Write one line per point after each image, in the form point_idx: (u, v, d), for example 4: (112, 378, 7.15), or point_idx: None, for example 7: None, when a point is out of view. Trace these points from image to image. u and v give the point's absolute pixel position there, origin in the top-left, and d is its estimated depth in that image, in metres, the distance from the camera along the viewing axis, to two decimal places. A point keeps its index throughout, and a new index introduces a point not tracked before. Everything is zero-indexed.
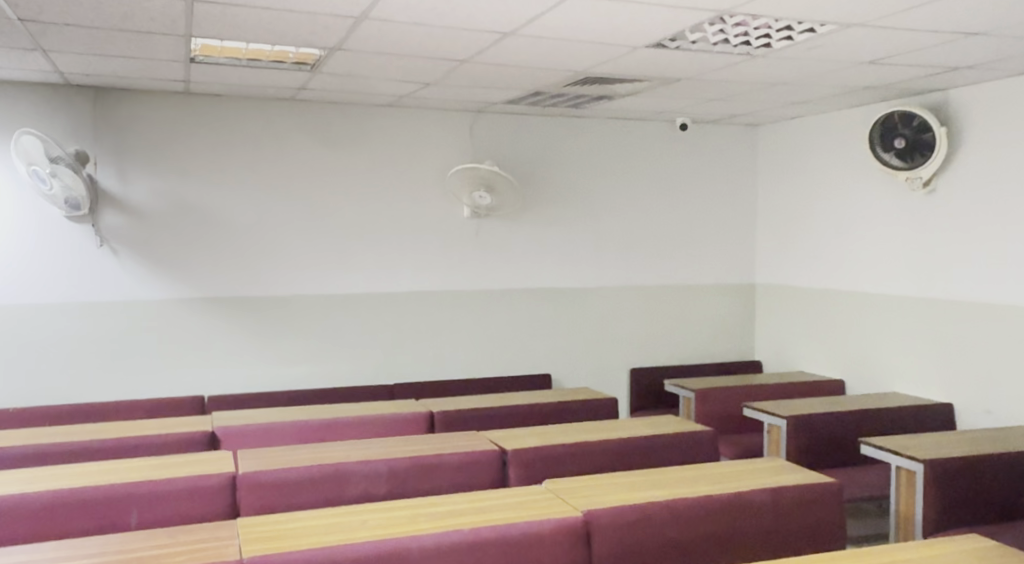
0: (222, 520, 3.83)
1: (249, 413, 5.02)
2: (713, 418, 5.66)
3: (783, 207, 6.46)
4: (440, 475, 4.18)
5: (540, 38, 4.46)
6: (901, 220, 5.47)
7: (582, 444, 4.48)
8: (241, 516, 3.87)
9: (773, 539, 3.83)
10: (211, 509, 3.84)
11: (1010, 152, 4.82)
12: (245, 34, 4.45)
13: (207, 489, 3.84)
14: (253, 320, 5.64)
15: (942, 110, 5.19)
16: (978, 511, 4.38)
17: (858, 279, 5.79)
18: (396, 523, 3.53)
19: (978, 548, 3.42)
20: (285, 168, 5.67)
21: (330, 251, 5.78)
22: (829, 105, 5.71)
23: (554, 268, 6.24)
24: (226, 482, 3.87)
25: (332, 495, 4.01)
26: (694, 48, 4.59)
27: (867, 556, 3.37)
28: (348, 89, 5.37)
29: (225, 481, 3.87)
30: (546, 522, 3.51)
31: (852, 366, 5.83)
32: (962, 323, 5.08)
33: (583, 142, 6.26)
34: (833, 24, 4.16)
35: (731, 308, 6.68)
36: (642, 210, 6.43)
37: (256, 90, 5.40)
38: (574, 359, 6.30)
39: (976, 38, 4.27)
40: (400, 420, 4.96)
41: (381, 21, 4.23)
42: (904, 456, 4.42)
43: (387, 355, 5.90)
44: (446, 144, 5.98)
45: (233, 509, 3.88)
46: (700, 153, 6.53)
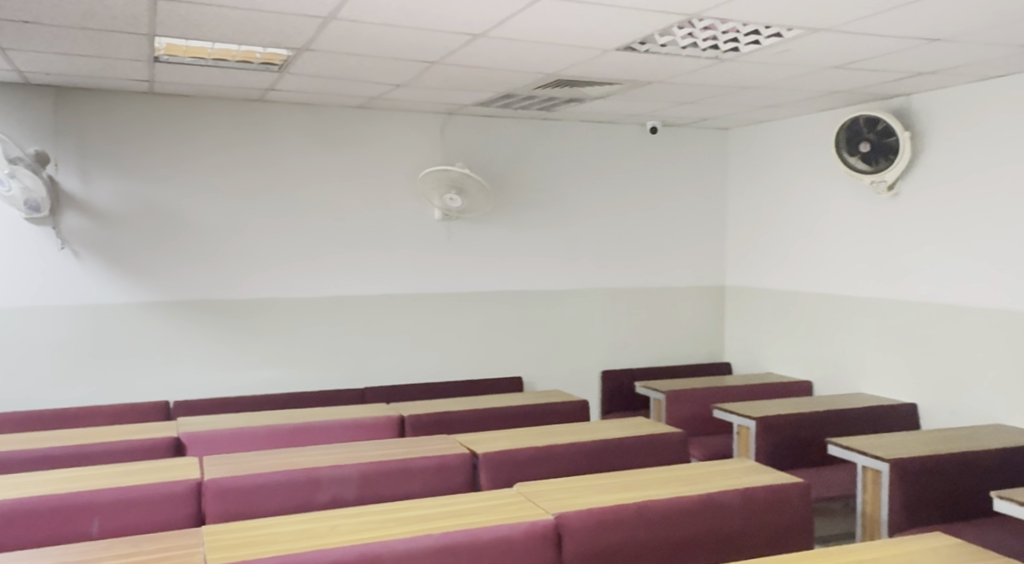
0: (188, 528, 3.77)
1: (216, 418, 4.95)
2: (683, 419, 5.68)
3: (751, 210, 6.52)
4: (410, 480, 4.14)
5: (511, 40, 4.45)
6: (868, 223, 5.55)
7: (554, 446, 4.48)
8: (207, 523, 3.81)
9: (743, 540, 3.86)
10: (177, 517, 3.78)
11: (973, 156, 4.92)
12: (211, 34, 4.39)
13: (173, 496, 3.78)
14: (218, 323, 5.55)
15: (907, 115, 5.28)
16: (942, 509, 4.45)
17: (826, 281, 5.86)
18: (367, 528, 3.49)
19: (945, 546, 3.47)
20: (250, 168, 5.59)
21: (300, 253, 5.72)
22: (796, 109, 5.79)
23: (523, 271, 6.24)
24: (191, 490, 3.81)
25: (301, 501, 3.96)
26: (663, 52, 4.61)
27: (837, 556, 3.40)
28: (317, 89, 5.32)
29: (192, 488, 3.81)
30: (518, 526, 3.50)
31: (821, 367, 5.90)
32: (929, 324, 5.16)
33: (554, 144, 6.26)
34: (799, 29, 4.21)
35: (701, 310, 6.73)
36: (612, 212, 6.45)
37: (223, 90, 5.33)
38: (543, 362, 6.29)
39: (938, 44, 4.36)
40: (373, 424, 4.92)
41: (351, 21, 4.20)
42: (870, 455, 4.48)
43: (357, 359, 5.84)
44: (417, 145, 5.95)
45: (198, 517, 3.81)
46: (670, 156, 6.57)
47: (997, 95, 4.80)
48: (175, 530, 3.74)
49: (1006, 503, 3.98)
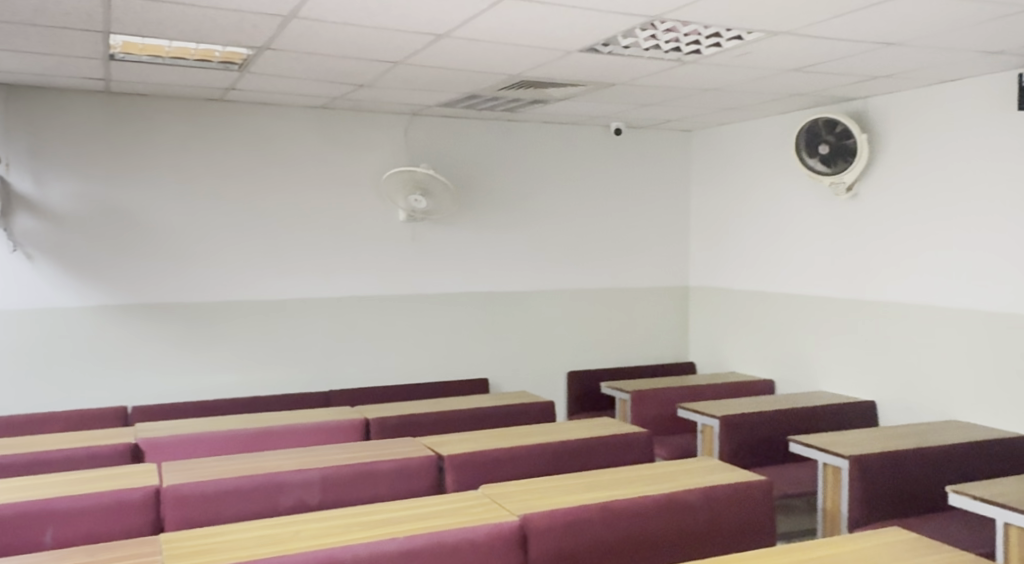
0: (146, 536, 3.70)
1: (175, 424, 4.85)
2: (648, 419, 5.72)
3: (714, 211, 6.59)
4: (375, 483, 4.10)
5: (474, 40, 4.44)
6: (828, 224, 5.64)
7: (520, 447, 4.48)
8: (166, 531, 3.73)
9: (705, 538, 3.88)
10: (134, 525, 3.70)
11: (929, 159, 5.03)
12: (168, 31, 4.31)
13: (131, 503, 3.70)
14: (176, 327, 5.44)
15: (865, 118, 5.39)
16: (900, 504, 4.53)
17: (788, 282, 5.95)
18: (329, 533, 3.45)
19: (906, 541, 3.53)
20: (210, 168, 5.50)
21: (261, 256, 5.64)
22: (757, 112, 5.87)
23: (488, 272, 6.22)
24: (149, 497, 3.73)
25: (263, 506, 3.90)
26: (627, 53, 4.64)
27: (800, 552, 3.44)
28: (278, 89, 5.26)
29: (150, 495, 3.73)
30: (482, 528, 3.48)
31: (783, 366, 5.98)
32: (888, 323, 5.26)
33: (519, 146, 6.27)
34: (760, 32, 4.26)
35: (664, 311, 6.77)
36: (576, 213, 6.46)
37: (183, 90, 5.25)
38: (508, 364, 6.28)
39: (893, 48, 4.45)
40: (338, 428, 4.87)
41: (311, 21, 4.16)
42: (831, 452, 4.55)
43: (321, 362, 5.78)
44: (381, 147, 5.91)
45: (157, 524, 3.74)
46: (634, 158, 6.61)
47: (951, 98, 4.92)
48: (133, 538, 3.66)
49: (962, 497, 4.08)
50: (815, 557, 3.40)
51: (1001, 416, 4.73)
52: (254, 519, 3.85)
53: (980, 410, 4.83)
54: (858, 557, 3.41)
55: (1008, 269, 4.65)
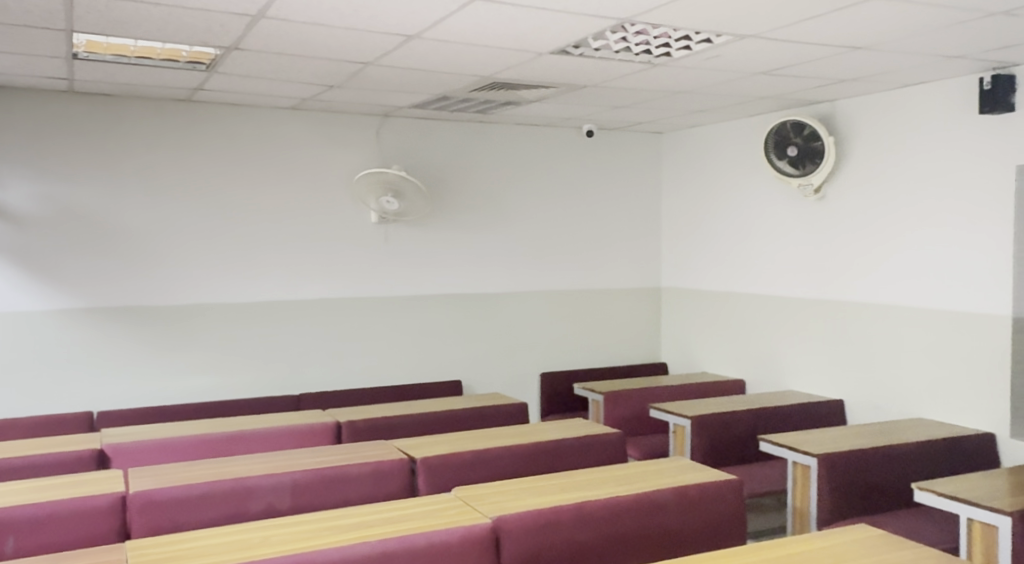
0: (113, 543, 3.64)
1: (143, 429, 4.78)
2: (620, 420, 5.75)
3: (684, 213, 6.64)
4: (346, 487, 4.07)
5: (445, 42, 4.43)
6: (797, 225, 5.71)
7: (493, 449, 4.47)
8: (133, 538, 3.68)
9: (677, 537, 3.91)
10: (100, 533, 3.64)
11: (894, 162, 5.12)
12: (133, 30, 4.24)
13: (97, 510, 3.64)
14: (143, 330, 5.36)
15: (832, 121, 5.46)
16: (868, 501, 4.60)
17: (758, 282, 6.02)
18: (300, 537, 3.42)
19: (874, 538, 3.59)
20: (178, 169, 5.42)
21: (230, 257, 5.57)
22: (726, 114, 5.92)
23: (460, 273, 6.21)
24: (115, 504, 3.68)
25: (232, 512, 3.86)
26: (598, 55, 4.66)
27: (770, 550, 3.48)
28: (247, 90, 5.20)
29: (116, 503, 3.68)
30: (455, 530, 3.47)
31: (754, 366, 6.04)
32: (856, 323, 5.34)
33: (491, 147, 6.26)
34: (729, 36, 4.31)
35: (635, 311, 6.80)
36: (547, 215, 6.47)
37: (148, 90, 5.17)
38: (481, 365, 6.27)
39: (858, 52, 4.52)
40: (310, 431, 4.83)
41: (279, 20, 4.12)
42: (800, 451, 4.61)
43: (293, 365, 5.73)
44: (352, 148, 5.87)
45: (123, 532, 3.69)
46: (606, 159, 6.64)
47: (916, 102, 5.01)
48: (100, 545, 3.60)
49: (926, 493, 4.14)
50: (786, 554, 3.44)
51: (966, 413, 4.82)
52: (224, 525, 3.80)
53: (946, 408, 4.91)
54: (828, 553, 3.45)
55: (973, 270, 4.75)
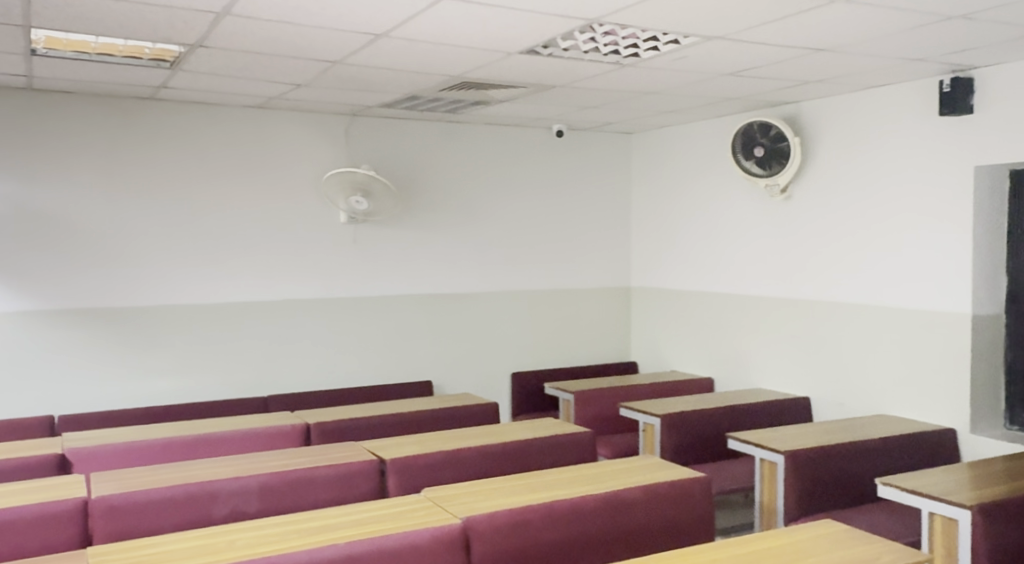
0: (74, 550, 3.56)
1: (107, 433, 4.70)
2: (590, 419, 5.77)
3: (653, 213, 6.69)
4: (314, 489, 4.03)
5: (414, 41, 4.41)
6: (763, 225, 5.79)
7: (464, 450, 4.46)
8: (94, 544, 3.61)
9: (646, 535, 3.93)
10: (61, 539, 3.56)
11: (857, 162, 5.21)
12: (92, 26, 4.16)
13: (56, 517, 3.55)
14: (105, 333, 5.26)
15: (797, 121, 5.54)
16: (833, 497, 4.67)
17: (725, 281, 6.08)
18: (266, 541, 3.38)
19: (840, 532, 3.64)
20: (141, 167, 5.33)
21: (195, 257, 5.49)
22: (693, 115, 5.98)
23: (429, 274, 6.18)
24: (76, 510, 3.60)
25: (197, 516, 3.80)
26: (566, 56, 4.67)
27: (738, 546, 3.51)
28: (212, 88, 5.13)
29: (77, 508, 3.60)
30: (424, 531, 3.46)
31: (723, 364, 6.10)
32: (821, 321, 5.43)
33: (460, 147, 6.25)
34: (696, 36, 4.34)
35: (604, 311, 6.82)
36: (517, 215, 6.47)
37: (109, 88, 5.08)
38: (451, 366, 6.25)
39: (822, 54, 4.58)
40: (278, 433, 4.77)
41: (244, 18, 4.06)
42: (767, 448, 4.66)
43: (261, 367, 5.67)
44: (320, 147, 5.82)
45: (84, 538, 3.61)
46: (575, 160, 6.66)
47: (878, 104, 5.10)
48: (60, 553, 3.52)
49: (890, 488, 4.20)
50: (753, 550, 3.48)
51: (929, 410, 4.92)
52: (188, 530, 3.74)
53: (908, 404, 5.00)
54: (795, 549, 3.49)
55: (933, 268, 4.84)
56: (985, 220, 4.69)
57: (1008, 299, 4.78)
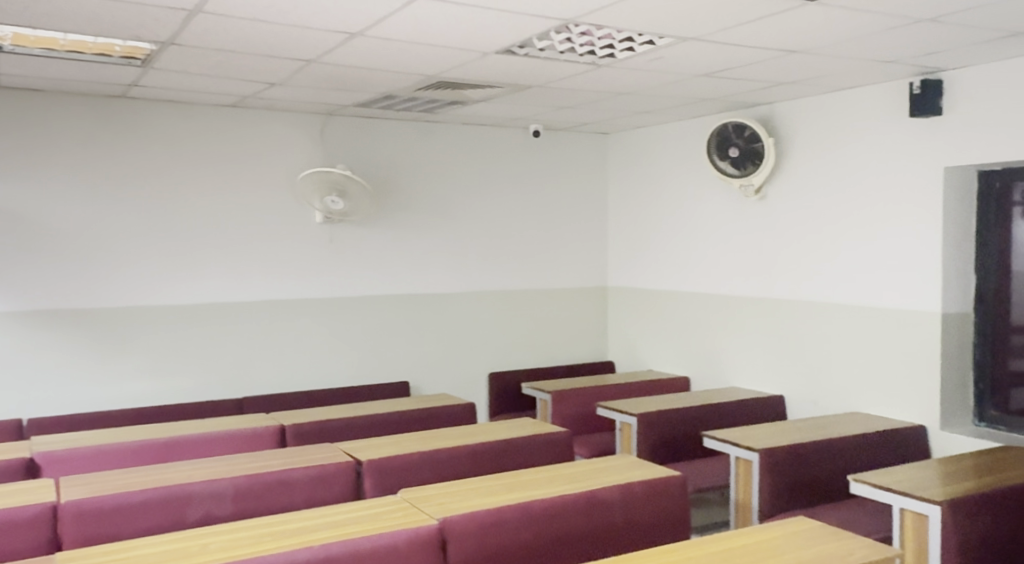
0: (44, 555, 3.51)
1: (75, 436, 4.63)
2: (566, 418, 5.78)
3: (629, 212, 6.71)
4: (289, 491, 4.00)
5: (389, 40, 4.38)
6: (738, 225, 5.83)
7: (442, 450, 4.44)
8: (63, 549, 3.55)
9: (622, 534, 3.94)
10: (30, 544, 3.50)
11: (830, 162, 5.26)
12: (59, 23, 4.10)
13: (26, 522, 3.50)
14: (74, 334, 5.18)
15: (771, 122, 5.60)
16: (807, 494, 4.71)
17: (700, 281, 6.13)
18: (241, 544, 3.34)
19: (814, 529, 3.68)
20: (111, 167, 5.26)
21: (165, 257, 5.42)
22: (668, 115, 6.01)
23: (405, 274, 6.15)
24: (45, 514, 3.54)
25: (169, 519, 3.75)
26: (542, 56, 4.67)
27: (713, 544, 3.53)
28: (184, 86, 5.07)
29: (46, 512, 3.54)
30: (401, 533, 3.44)
31: (698, 363, 6.14)
32: (795, 319, 5.48)
33: (436, 146, 6.23)
34: (671, 37, 4.36)
35: (581, 311, 6.84)
36: (492, 215, 6.46)
37: (78, 86, 4.99)
38: (427, 366, 6.23)
39: (794, 56, 4.62)
40: (253, 435, 4.73)
41: (217, 15, 4.01)
42: (742, 446, 4.70)
43: (235, 368, 5.61)
44: (295, 146, 5.78)
45: (54, 543, 3.55)
46: (551, 159, 6.66)
47: (851, 105, 5.16)
48: (28, 558, 3.46)
49: (862, 485, 4.25)
50: (728, 547, 3.50)
51: (902, 407, 4.98)
52: (160, 533, 3.70)
53: (882, 401, 5.07)
54: (770, 546, 3.52)
55: (904, 268, 4.91)
56: (953, 222, 4.76)
57: (976, 298, 4.86)
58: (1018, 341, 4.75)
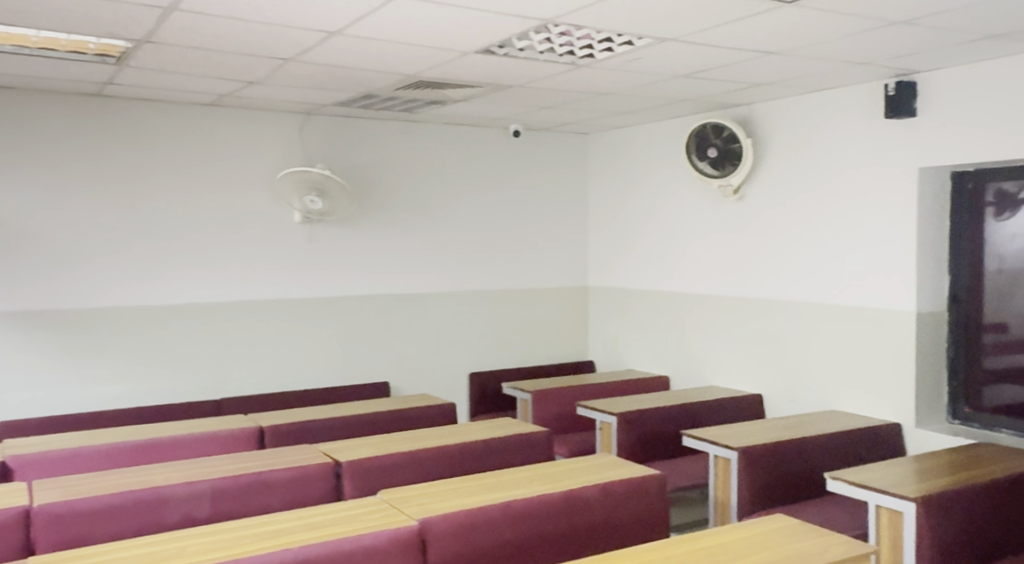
0: (17, 559, 3.46)
1: (50, 438, 4.57)
2: (546, 418, 5.78)
3: (609, 213, 6.73)
4: (267, 493, 3.97)
5: (368, 39, 4.36)
6: (716, 225, 5.87)
7: (422, 451, 4.42)
8: (37, 553, 3.50)
9: (602, 533, 3.94)
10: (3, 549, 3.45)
11: (807, 162, 5.31)
12: (31, 20, 4.04)
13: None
14: (46, 336, 5.11)
15: (750, 123, 5.64)
16: (785, 492, 4.75)
17: (679, 281, 6.16)
18: (219, 546, 3.31)
19: (792, 526, 3.71)
20: (84, 166, 5.19)
21: (141, 258, 5.35)
22: (647, 115, 6.04)
23: (384, 274, 6.12)
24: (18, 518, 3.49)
25: (146, 522, 3.71)
26: (522, 56, 4.67)
27: (692, 542, 3.54)
28: (160, 85, 5.02)
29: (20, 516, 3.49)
30: (381, 533, 3.42)
31: (678, 363, 6.17)
32: (773, 319, 5.53)
33: (416, 146, 6.21)
34: (650, 38, 4.37)
35: (560, 311, 6.84)
36: (472, 215, 6.45)
37: (51, 83, 4.92)
38: (406, 366, 6.20)
39: (772, 57, 4.65)
40: (231, 437, 4.69)
41: (193, 13, 3.97)
42: (721, 445, 4.72)
43: (212, 369, 5.55)
44: (273, 146, 5.73)
45: (28, 547, 3.50)
46: (530, 160, 6.66)
47: (827, 106, 5.21)
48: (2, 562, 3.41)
49: (838, 482, 4.29)
50: (707, 545, 3.51)
51: (878, 406, 5.03)
52: (137, 536, 3.65)
53: (859, 400, 5.12)
54: (748, 543, 3.54)
55: (880, 267, 4.96)
56: (928, 223, 4.81)
57: (950, 298, 4.92)
58: (990, 340, 4.82)
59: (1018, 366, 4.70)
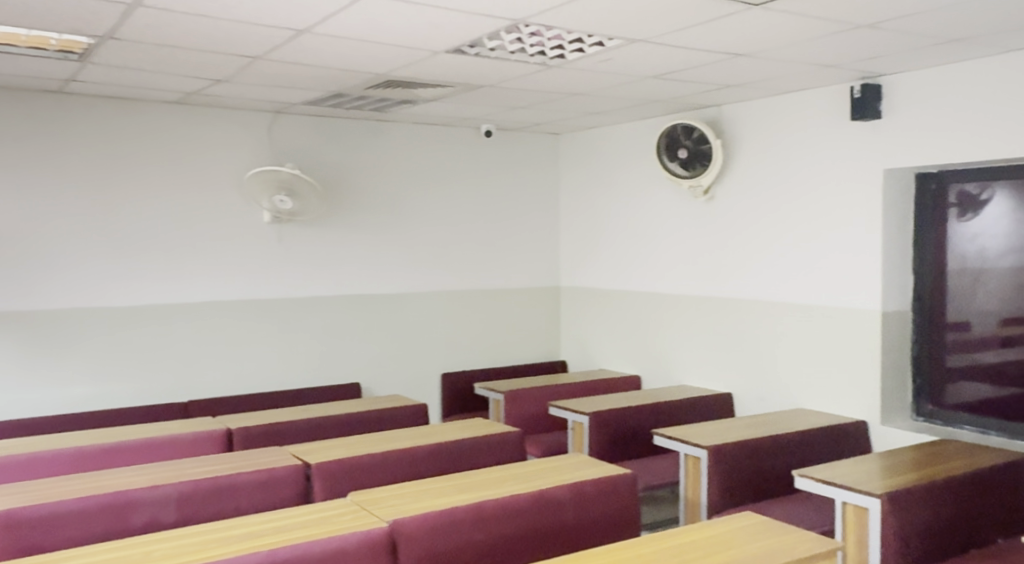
0: None
1: (12, 442, 4.47)
2: (517, 418, 5.78)
3: (580, 213, 6.75)
4: (236, 496, 3.90)
5: (337, 38, 4.32)
6: (686, 225, 5.91)
7: (393, 452, 4.39)
8: None
9: (572, 532, 3.94)
10: None
11: (775, 162, 5.37)
12: None
13: None
14: (6, 338, 5.00)
15: (719, 124, 5.69)
16: (755, 489, 4.80)
17: (649, 280, 6.20)
18: (186, 550, 3.26)
19: (761, 523, 3.74)
20: (45, 164, 5.08)
21: (105, 258, 5.26)
22: (617, 116, 6.06)
23: (354, 274, 6.07)
24: None
25: (111, 527, 3.64)
26: (492, 55, 4.66)
27: (662, 540, 3.56)
28: (123, 82, 4.93)
29: None
30: (352, 535, 3.39)
31: (648, 362, 6.20)
32: (742, 318, 5.58)
33: (386, 145, 6.17)
34: (620, 39, 4.39)
35: (531, 310, 6.84)
36: (442, 214, 6.42)
37: (9, 80, 4.82)
38: (377, 367, 6.16)
39: (740, 59, 4.69)
40: (199, 439, 4.62)
41: (158, 10, 3.91)
42: (690, 444, 4.75)
43: (180, 371, 5.47)
44: (241, 144, 5.66)
45: None
46: (501, 159, 6.65)
47: (795, 108, 5.27)
48: None
49: (805, 479, 4.33)
50: (677, 543, 3.53)
51: (846, 403, 5.09)
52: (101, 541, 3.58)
53: (827, 397, 5.17)
54: (718, 541, 3.56)
55: (846, 266, 5.02)
56: (893, 222, 4.89)
57: (915, 297, 5.00)
58: (953, 338, 4.91)
59: (980, 364, 4.77)
